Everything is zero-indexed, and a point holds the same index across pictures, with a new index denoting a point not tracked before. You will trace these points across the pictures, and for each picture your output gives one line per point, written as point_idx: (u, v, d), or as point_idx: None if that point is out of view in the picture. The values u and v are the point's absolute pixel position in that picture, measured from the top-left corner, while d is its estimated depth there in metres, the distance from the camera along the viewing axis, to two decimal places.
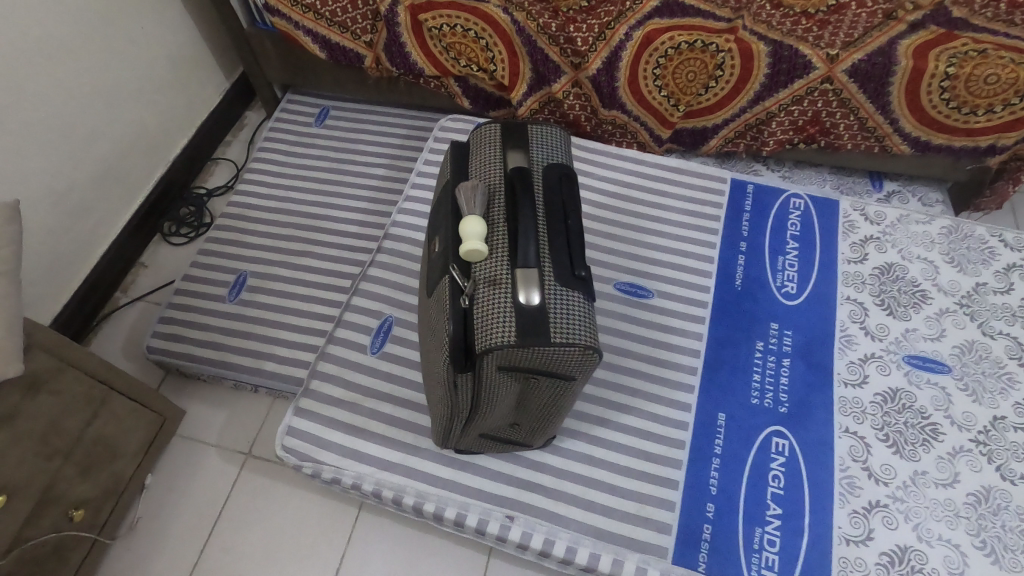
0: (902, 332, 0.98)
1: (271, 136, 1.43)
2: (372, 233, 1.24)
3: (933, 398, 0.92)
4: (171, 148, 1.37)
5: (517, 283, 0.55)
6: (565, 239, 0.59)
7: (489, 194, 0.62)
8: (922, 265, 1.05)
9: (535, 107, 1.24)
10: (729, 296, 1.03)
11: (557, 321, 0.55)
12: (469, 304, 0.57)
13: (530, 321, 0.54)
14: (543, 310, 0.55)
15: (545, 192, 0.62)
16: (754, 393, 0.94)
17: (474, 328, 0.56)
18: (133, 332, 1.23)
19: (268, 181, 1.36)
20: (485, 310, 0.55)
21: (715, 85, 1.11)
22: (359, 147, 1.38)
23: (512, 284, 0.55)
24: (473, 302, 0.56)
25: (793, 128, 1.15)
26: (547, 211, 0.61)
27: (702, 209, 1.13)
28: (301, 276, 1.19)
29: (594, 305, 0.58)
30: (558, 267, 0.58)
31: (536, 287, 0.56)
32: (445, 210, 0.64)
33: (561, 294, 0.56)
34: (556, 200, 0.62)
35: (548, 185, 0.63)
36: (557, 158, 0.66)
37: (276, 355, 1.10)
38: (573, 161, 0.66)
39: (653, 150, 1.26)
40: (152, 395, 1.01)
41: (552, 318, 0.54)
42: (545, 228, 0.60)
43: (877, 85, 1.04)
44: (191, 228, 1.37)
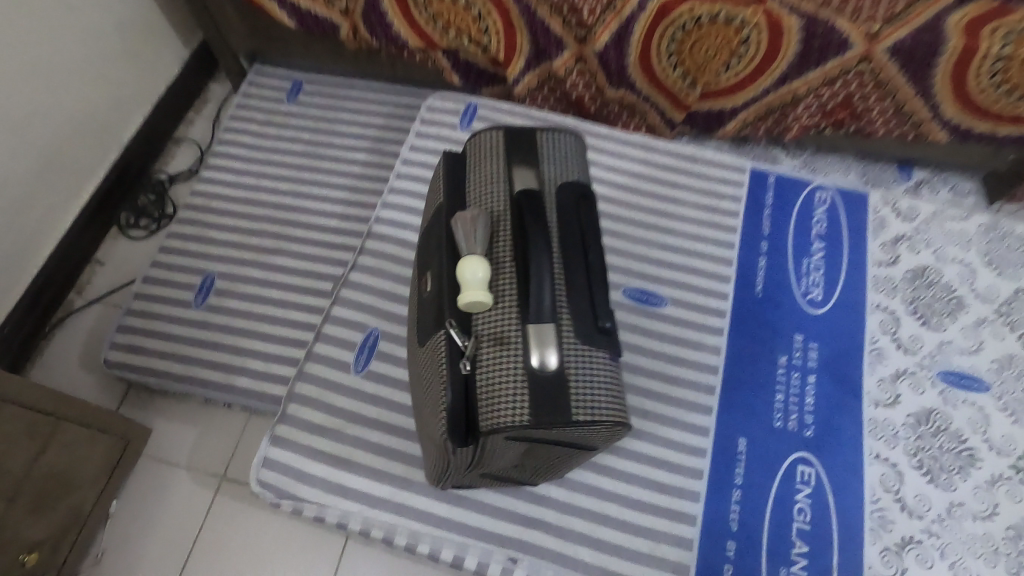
0: (937, 345, 0.90)
1: (237, 114, 1.28)
2: (353, 227, 1.12)
3: (970, 419, 0.85)
4: (123, 130, 1.22)
5: (530, 337, 0.46)
6: (587, 282, 0.49)
7: (492, 223, 0.51)
8: (958, 268, 0.96)
9: (535, 83, 1.11)
10: (748, 304, 0.94)
11: (577, 379, 0.46)
12: (472, 367, 0.48)
13: (547, 382, 0.45)
14: (563, 379, 0.46)
15: (561, 218, 0.52)
16: (777, 415, 0.86)
17: (479, 398, 0.47)
18: (90, 340, 1.11)
19: (235, 166, 1.22)
20: (493, 379, 0.46)
21: (738, 63, 0.98)
22: (337, 127, 1.24)
23: (524, 347, 0.46)
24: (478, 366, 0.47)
25: (821, 111, 1.04)
26: (564, 244, 0.51)
27: (719, 203, 1.02)
28: (275, 278, 1.07)
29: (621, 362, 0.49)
30: (579, 319, 0.48)
31: (552, 343, 0.47)
32: (439, 242, 0.54)
33: (584, 355, 0.47)
34: (572, 222, 0.52)
35: (565, 209, 0.52)
36: (574, 170, 0.55)
37: (250, 369, 0.99)
38: (593, 173, 0.56)
39: (664, 134, 1.14)
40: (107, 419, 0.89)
41: (574, 389, 0.46)
42: (563, 269, 0.50)
43: (921, 66, 0.92)
44: (151, 219, 1.24)
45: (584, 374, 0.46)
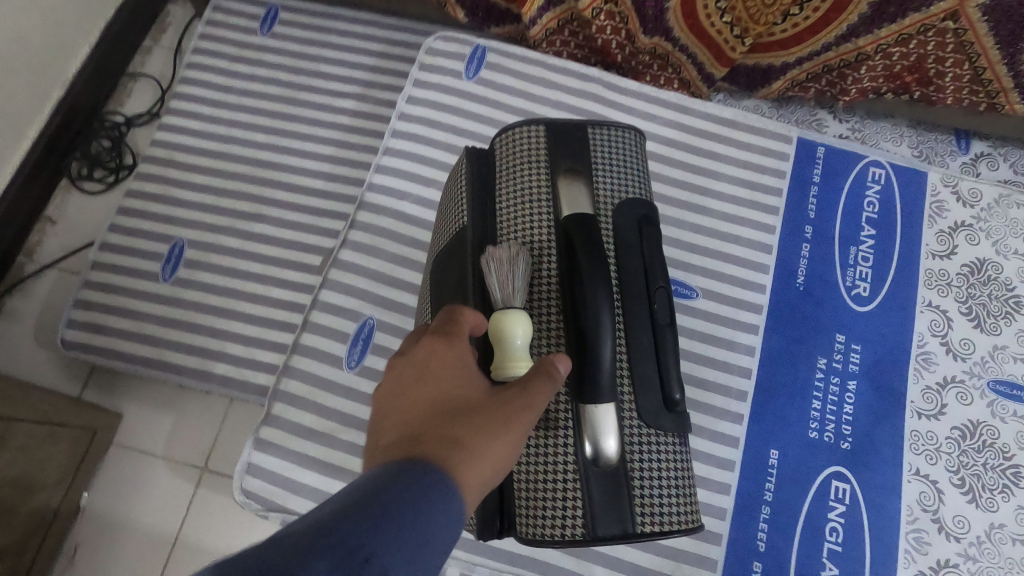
0: (989, 350, 0.82)
1: (202, 46, 1.09)
2: (341, 190, 0.98)
3: (1018, 434, 0.78)
4: (67, 63, 1.04)
5: (588, 415, 0.47)
6: (650, 350, 0.52)
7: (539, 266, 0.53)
8: (1019, 263, 0.87)
9: (555, 25, 0.95)
10: (787, 299, 0.85)
11: (637, 458, 0.49)
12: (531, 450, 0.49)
13: (607, 464, 0.47)
14: (629, 465, 0.49)
15: (621, 275, 0.54)
16: (813, 425, 0.79)
17: (542, 486, 0.48)
18: (47, 311, 0.99)
19: (202, 109, 1.05)
20: (556, 469, 0.48)
21: (798, 13, 0.83)
22: (320, 66, 1.06)
23: (586, 436, 0.47)
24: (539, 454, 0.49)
25: (885, 74, 0.90)
26: (625, 304, 0.53)
27: (759, 178, 0.91)
28: (254, 249, 0.95)
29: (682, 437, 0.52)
30: (647, 399, 0.51)
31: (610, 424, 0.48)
32: (472, 275, 0.54)
33: (651, 438, 0.50)
34: (636, 266, 0.55)
35: (625, 266, 0.54)
36: (626, 203, 0.57)
37: (229, 355, 0.89)
38: (650, 213, 0.58)
39: (700, 92, 0.99)
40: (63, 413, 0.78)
41: (642, 476, 0.49)
42: (626, 337, 0.52)
43: (1016, 27, 0.78)
44: (108, 170, 1.08)
45: (646, 452, 0.50)
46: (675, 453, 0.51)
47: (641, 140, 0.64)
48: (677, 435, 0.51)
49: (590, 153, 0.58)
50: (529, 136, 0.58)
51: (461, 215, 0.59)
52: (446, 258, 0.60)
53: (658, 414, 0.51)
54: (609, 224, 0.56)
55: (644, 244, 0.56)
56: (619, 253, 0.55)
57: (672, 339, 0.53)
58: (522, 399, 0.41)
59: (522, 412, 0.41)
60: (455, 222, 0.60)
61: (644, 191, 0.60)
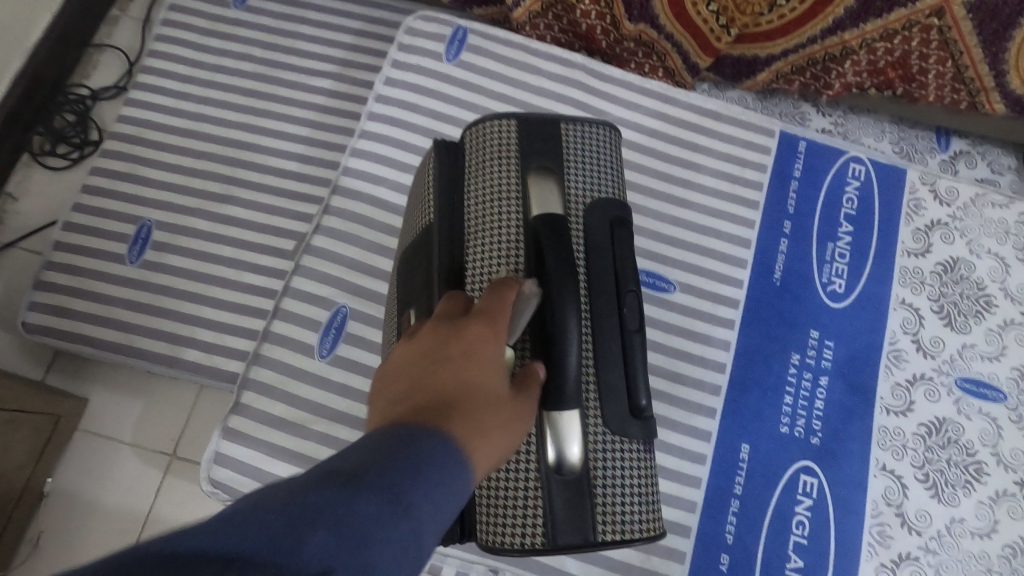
0: (958, 348, 0.83)
1: (172, 17, 1.05)
2: (316, 173, 0.96)
3: (982, 431, 0.80)
4: (28, 31, 0.99)
5: (550, 421, 0.47)
6: (618, 355, 0.52)
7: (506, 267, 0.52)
8: (991, 263, 0.88)
9: (539, 8, 0.92)
10: (764, 295, 0.85)
11: (601, 464, 0.49)
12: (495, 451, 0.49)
13: (569, 468, 0.47)
14: (590, 471, 0.49)
15: (591, 278, 0.54)
16: (784, 420, 0.79)
17: (504, 487, 0.49)
18: (8, 292, 0.96)
19: (171, 84, 1.01)
20: (517, 470, 0.48)
21: (784, 3, 0.83)
22: (295, 43, 1.03)
23: (547, 440, 0.47)
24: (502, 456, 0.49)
25: (870, 70, 0.89)
26: (595, 308, 0.53)
27: (741, 172, 0.91)
28: (225, 232, 0.92)
29: (649, 445, 0.52)
30: (612, 406, 0.50)
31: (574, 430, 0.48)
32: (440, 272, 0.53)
33: (615, 444, 0.50)
34: (607, 267, 0.54)
35: (596, 269, 0.54)
36: (601, 202, 0.56)
37: (198, 341, 0.87)
38: (624, 213, 0.57)
39: (685, 83, 0.97)
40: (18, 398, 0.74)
41: (604, 481, 0.49)
42: (593, 341, 0.52)
43: (999, 26, 0.78)
44: (72, 146, 1.04)
45: (610, 458, 0.50)
46: (641, 459, 0.51)
47: (616, 136, 0.62)
48: (643, 442, 0.51)
49: (564, 149, 0.57)
50: (500, 130, 0.57)
51: (429, 211, 0.58)
52: (413, 253, 0.59)
53: (624, 421, 0.50)
54: (580, 223, 0.55)
55: (615, 245, 0.55)
56: (590, 253, 0.54)
57: (642, 345, 0.53)
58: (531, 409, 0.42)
59: (519, 413, 0.42)
60: (422, 217, 0.59)
61: (617, 189, 0.59)
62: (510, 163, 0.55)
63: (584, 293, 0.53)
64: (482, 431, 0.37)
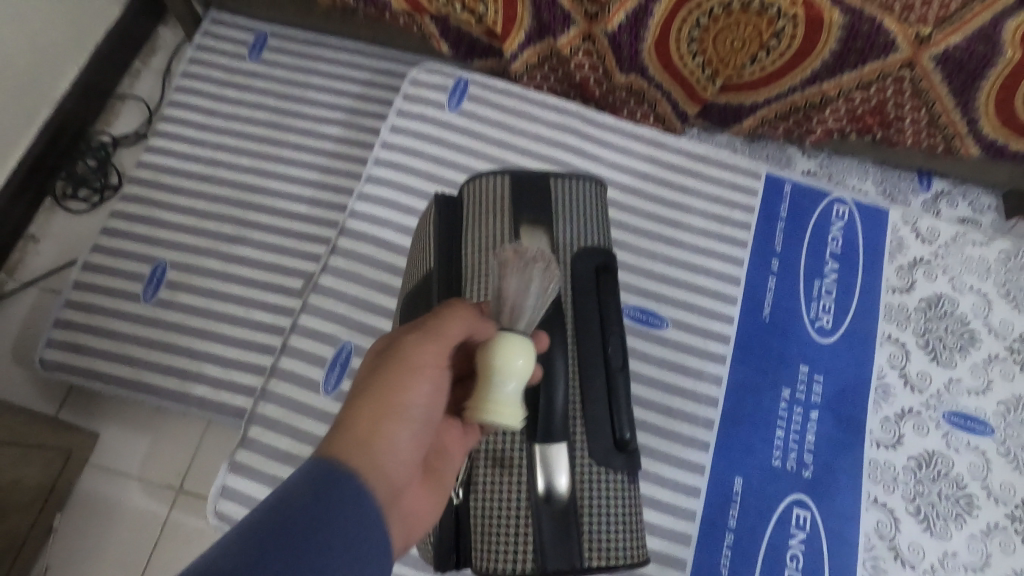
0: (945, 383, 0.86)
1: (191, 70, 1.11)
2: (324, 215, 1.01)
3: (971, 464, 0.82)
4: (55, 84, 1.06)
5: (541, 453, 0.51)
6: (603, 390, 0.55)
7: None
8: (973, 299, 0.91)
9: (535, 60, 0.98)
10: (754, 331, 0.88)
11: (587, 496, 0.52)
12: (486, 483, 0.52)
13: (557, 500, 0.50)
14: (576, 502, 0.51)
15: (577, 319, 0.58)
16: (776, 453, 0.81)
17: (494, 518, 0.51)
18: (26, 329, 1.00)
19: (188, 131, 1.07)
20: (507, 501, 0.51)
21: (765, 57, 0.87)
22: (306, 93, 1.09)
23: (535, 472, 0.51)
24: (493, 487, 0.51)
25: (849, 116, 0.94)
26: (581, 346, 0.56)
27: (729, 213, 0.95)
28: (235, 272, 0.96)
29: (633, 477, 0.55)
30: (596, 440, 0.53)
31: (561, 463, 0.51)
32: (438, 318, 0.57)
33: (599, 476, 0.52)
34: (592, 309, 0.59)
35: (581, 311, 0.58)
36: (587, 249, 0.61)
37: (207, 377, 0.90)
38: (608, 259, 0.62)
39: (675, 128, 1.02)
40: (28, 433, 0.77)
41: (588, 512, 0.51)
42: (579, 378, 0.55)
43: (966, 78, 0.83)
44: (92, 190, 1.10)
45: (596, 490, 0.52)
46: (626, 492, 0.54)
47: (602, 191, 0.68)
48: (627, 474, 0.54)
49: (553, 201, 0.62)
50: (495, 185, 0.62)
51: (428, 261, 0.62)
52: (412, 299, 0.63)
53: (608, 452, 0.53)
54: (568, 269, 0.60)
55: (599, 288, 0.60)
56: (577, 296, 0.59)
57: (625, 382, 0.57)
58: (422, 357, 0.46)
59: (413, 358, 0.46)
60: (422, 266, 0.64)
61: (603, 238, 0.63)
62: (505, 215, 0.60)
63: (571, 332, 0.57)
64: (365, 416, 0.43)
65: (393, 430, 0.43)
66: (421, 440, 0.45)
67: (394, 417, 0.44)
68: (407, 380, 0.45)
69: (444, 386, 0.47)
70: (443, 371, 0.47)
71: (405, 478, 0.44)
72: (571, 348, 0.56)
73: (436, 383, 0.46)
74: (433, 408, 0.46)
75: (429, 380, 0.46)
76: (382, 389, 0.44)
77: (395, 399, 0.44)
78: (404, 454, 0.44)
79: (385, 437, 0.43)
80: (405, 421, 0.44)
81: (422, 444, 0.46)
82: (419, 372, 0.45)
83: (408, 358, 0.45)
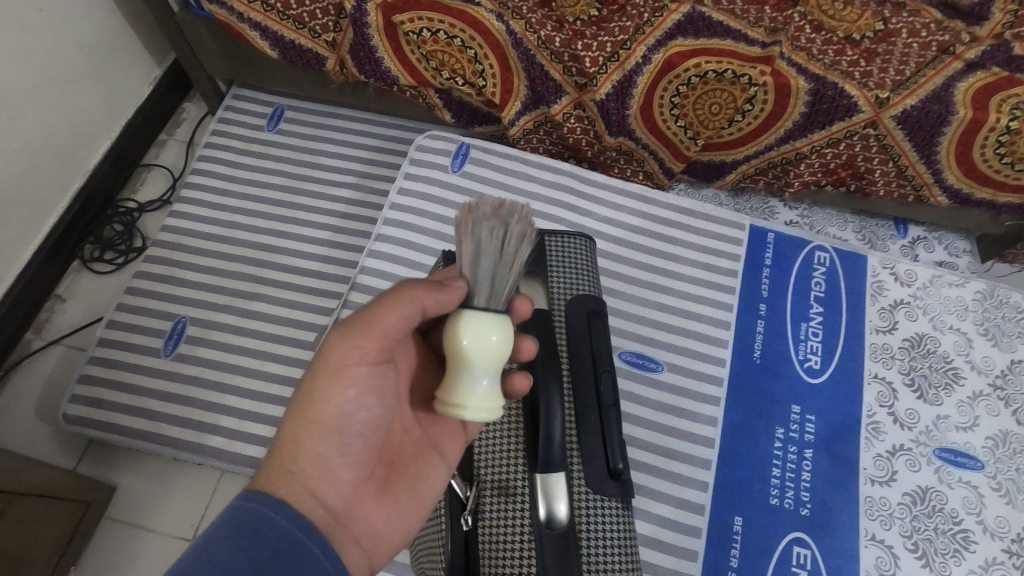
0: (933, 420, 0.89)
1: (213, 141, 1.21)
2: (336, 271, 1.07)
3: (965, 499, 0.84)
4: (88, 157, 1.15)
5: (542, 481, 0.54)
6: (597, 424, 0.60)
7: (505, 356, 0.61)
8: (954, 337, 0.95)
9: (530, 126, 1.06)
10: (746, 373, 0.92)
11: (586, 521, 0.55)
12: (491, 512, 0.55)
13: (558, 527, 0.53)
14: (574, 528, 0.54)
15: (571, 359, 0.64)
16: (773, 491, 0.84)
17: (498, 546, 0.54)
18: (50, 386, 1.05)
19: (209, 196, 1.14)
20: (510, 528, 0.54)
21: (741, 120, 0.95)
22: (320, 159, 1.18)
23: (535, 497, 0.53)
24: (497, 516, 0.55)
25: (823, 170, 1.02)
26: (577, 384, 0.62)
27: (716, 261, 1.01)
28: (252, 327, 1.02)
29: (627, 506, 0.58)
30: (592, 470, 0.58)
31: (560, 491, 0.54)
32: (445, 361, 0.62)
33: (596, 504, 0.56)
34: (585, 350, 0.65)
35: (575, 352, 0.64)
36: (580, 296, 0.68)
37: (223, 428, 0.94)
38: (599, 305, 0.69)
39: (662, 183, 1.10)
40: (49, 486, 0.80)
41: (586, 538, 0.54)
42: (575, 413, 0.60)
43: (926, 135, 0.91)
44: (118, 252, 1.17)
45: (593, 516, 0.55)
46: (621, 519, 0.57)
47: (591, 245, 0.76)
48: (621, 501, 0.58)
49: (548, 256, 0.70)
50: None
51: None
52: None
53: (604, 482, 0.57)
54: (563, 315, 0.66)
55: (591, 332, 0.66)
56: (571, 339, 0.65)
57: (617, 417, 0.62)
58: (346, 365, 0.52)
59: (332, 363, 0.52)
60: None
61: (594, 287, 0.71)
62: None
63: (566, 371, 0.63)
64: (289, 435, 0.50)
65: (315, 438, 0.50)
66: (352, 441, 0.52)
67: (314, 429, 0.51)
68: (326, 387, 0.51)
69: (373, 381, 0.53)
70: (364, 368, 0.52)
71: (341, 479, 0.51)
72: (567, 385, 0.62)
73: (356, 382, 0.52)
74: (361, 405, 0.52)
75: (347, 383, 0.52)
76: (303, 404, 0.51)
77: (314, 412, 0.51)
78: (329, 460, 0.51)
79: (308, 448, 0.50)
80: (326, 427, 0.51)
81: (355, 446, 0.52)
82: (336, 374, 0.52)
83: (324, 364, 0.52)
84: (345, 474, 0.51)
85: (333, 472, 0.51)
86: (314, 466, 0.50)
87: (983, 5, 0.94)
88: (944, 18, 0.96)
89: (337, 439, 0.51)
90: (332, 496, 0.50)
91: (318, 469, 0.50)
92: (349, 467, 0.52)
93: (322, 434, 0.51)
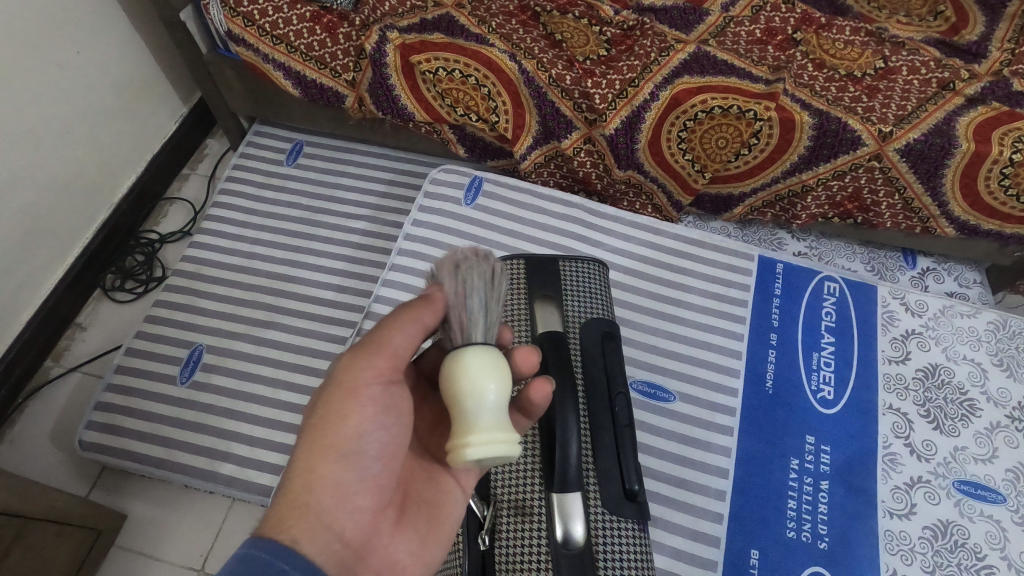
0: (951, 451, 0.88)
1: (233, 175, 1.24)
2: (350, 300, 1.09)
3: (988, 534, 0.82)
4: (113, 190, 1.19)
5: (559, 502, 0.55)
6: (614, 445, 0.61)
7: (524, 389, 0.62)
8: (968, 368, 0.95)
9: (541, 160, 1.09)
10: (758, 402, 0.91)
11: (603, 543, 0.55)
12: (505, 529, 0.56)
13: (575, 547, 0.53)
14: (587, 546, 0.54)
15: (587, 380, 0.64)
16: (790, 524, 0.82)
17: (512, 561, 0.55)
18: (66, 412, 1.06)
19: (229, 228, 1.17)
20: (521, 545, 0.55)
21: (748, 153, 0.98)
22: (337, 192, 1.21)
23: (551, 514, 0.55)
24: (512, 535, 0.56)
25: (830, 203, 1.03)
26: (592, 405, 0.63)
27: (726, 292, 1.02)
28: (267, 354, 1.03)
29: (644, 525, 0.58)
30: (608, 490, 0.58)
31: (577, 511, 0.55)
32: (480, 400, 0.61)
33: (611, 524, 0.56)
34: (599, 373, 0.66)
35: (591, 374, 0.65)
36: (594, 318, 0.70)
37: (236, 455, 0.94)
38: (612, 327, 0.70)
39: (671, 216, 1.12)
40: (58, 512, 0.80)
41: (597, 555, 0.54)
42: (591, 434, 0.61)
43: (931, 167, 0.92)
44: (138, 282, 1.20)
45: (610, 537, 0.56)
46: (637, 538, 0.57)
47: (605, 271, 0.78)
48: (637, 522, 0.58)
49: (563, 283, 0.72)
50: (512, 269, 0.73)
51: None
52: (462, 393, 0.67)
53: (620, 502, 0.58)
54: (577, 340, 0.68)
55: (605, 355, 0.67)
56: (586, 359, 0.66)
57: (633, 438, 0.62)
58: (355, 391, 0.48)
59: (347, 385, 0.48)
60: None
61: (607, 311, 0.73)
62: (521, 293, 0.70)
63: (581, 395, 0.63)
64: (297, 463, 0.46)
65: (326, 462, 0.46)
66: (372, 464, 0.48)
67: (331, 452, 0.46)
68: (342, 413, 0.47)
69: (388, 402, 0.49)
70: (379, 387, 0.49)
71: (359, 507, 0.47)
72: (582, 409, 0.62)
73: (373, 404, 0.48)
74: (378, 426, 0.48)
75: (364, 405, 0.48)
76: (314, 429, 0.47)
77: (329, 436, 0.47)
78: (347, 486, 0.46)
79: (321, 475, 0.46)
80: (340, 451, 0.47)
81: (374, 469, 0.48)
82: (353, 400, 0.48)
83: (336, 388, 0.48)
84: (362, 501, 0.47)
85: (350, 499, 0.46)
86: (330, 497, 0.45)
87: (981, 45, 0.99)
88: (942, 56, 0.99)
89: (354, 462, 0.47)
90: (349, 530, 0.45)
91: (336, 501, 0.45)
92: (367, 494, 0.48)
93: (338, 459, 0.46)
